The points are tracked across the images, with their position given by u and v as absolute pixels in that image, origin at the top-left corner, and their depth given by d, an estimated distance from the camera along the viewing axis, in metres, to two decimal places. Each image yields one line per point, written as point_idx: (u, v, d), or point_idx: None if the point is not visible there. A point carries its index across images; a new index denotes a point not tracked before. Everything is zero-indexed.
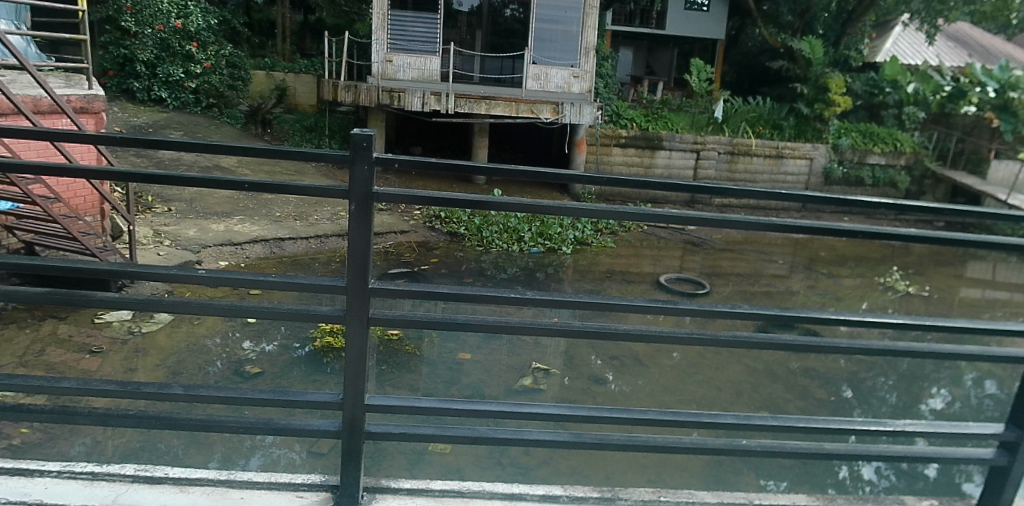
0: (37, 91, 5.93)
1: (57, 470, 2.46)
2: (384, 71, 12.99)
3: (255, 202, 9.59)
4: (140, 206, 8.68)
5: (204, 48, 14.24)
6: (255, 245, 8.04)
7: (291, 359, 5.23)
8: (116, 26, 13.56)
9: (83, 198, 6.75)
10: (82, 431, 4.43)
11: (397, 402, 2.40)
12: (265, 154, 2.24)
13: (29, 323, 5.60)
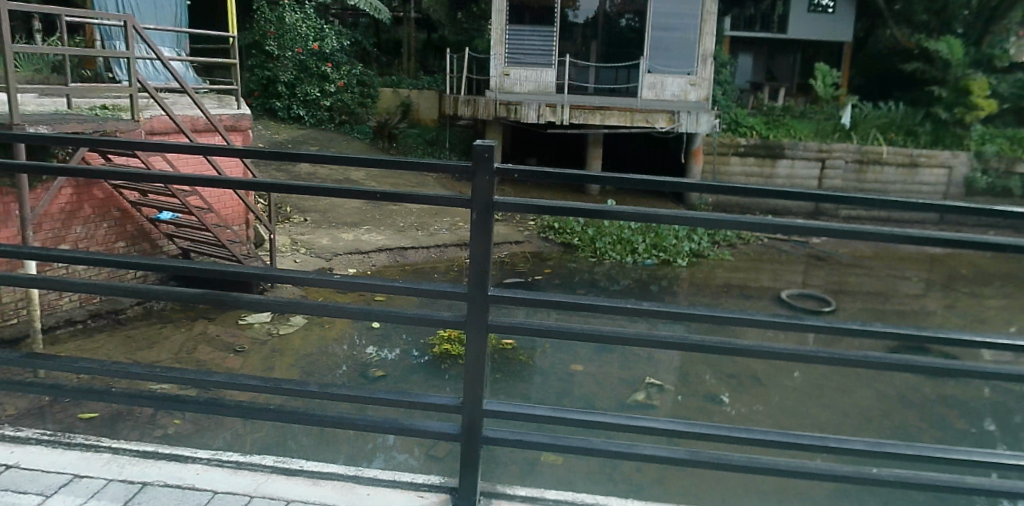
0: (195, 111, 6.61)
1: (207, 457, 2.65)
2: (501, 84, 13.23)
3: (380, 213, 10.08)
4: (279, 215, 9.37)
5: (338, 69, 14.95)
6: (379, 254, 8.42)
7: (410, 365, 5.40)
8: (261, 50, 14.83)
9: (231, 208, 7.44)
10: (229, 421, 4.83)
11: (513, 409, 2.42)
12: (393, 165, 2.32)
13: (186, 321, 6.19)
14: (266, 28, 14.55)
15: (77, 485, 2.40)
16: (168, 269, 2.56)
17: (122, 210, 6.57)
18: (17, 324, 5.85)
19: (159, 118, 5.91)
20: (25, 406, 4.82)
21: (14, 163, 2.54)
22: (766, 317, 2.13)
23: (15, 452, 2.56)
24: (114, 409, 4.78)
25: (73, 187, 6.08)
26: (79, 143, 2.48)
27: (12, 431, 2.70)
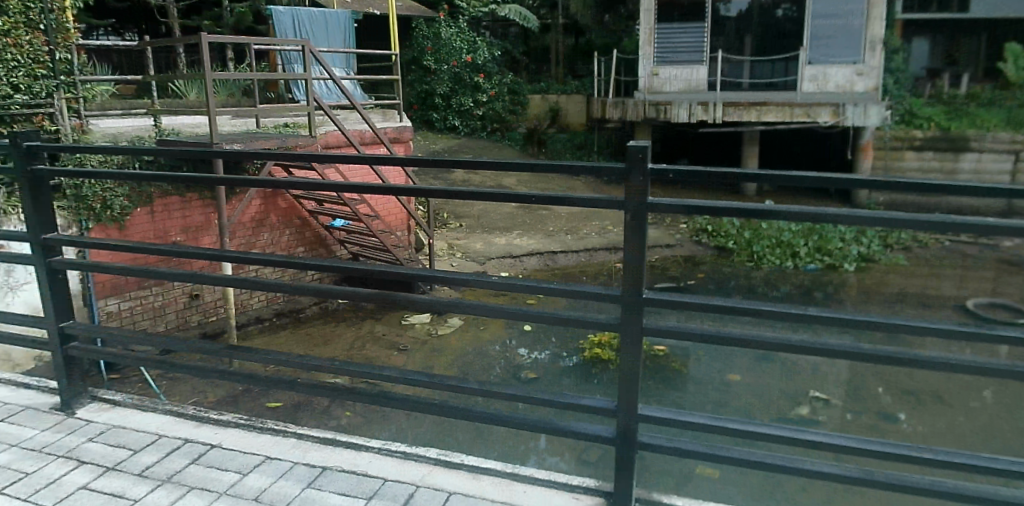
0: (363, 125, 7.07)
1: (378, 447, 2.79)
2: (650, 84, 13.04)
3: (531, 217, 10.24)
4: (437, 221, 9.82)
5: (490, 79, 15.27)
6: (531, 258, 8.56)
7: (561, 368, 5.41)
8: (419, 66, 15.14)
9: (394, 215, 7.84)
10: (395, 413, 5.11)
11: (668, 415, 2.32)
12: (548, 168, 2.29)
13: (357, 320, 6.64)
14: (425, 44, 14.92)
15: (269, 465, 2.57)
16: (341, 270, 2.72)
17: (302, 218, 7.21)
18: (217, 321, 6.65)
19: (332, 133, 6.36)
20: (223, 393, 5.38)
21: (211, 176, 2.81)
22: (958, 326, 1.87)
23: (217, 433, 2.70)
24: (294, 399, 5.21)
25: (262, 198, 6.80)
26: (261, 159, 2.69)
27: (214, 414, 2.81)
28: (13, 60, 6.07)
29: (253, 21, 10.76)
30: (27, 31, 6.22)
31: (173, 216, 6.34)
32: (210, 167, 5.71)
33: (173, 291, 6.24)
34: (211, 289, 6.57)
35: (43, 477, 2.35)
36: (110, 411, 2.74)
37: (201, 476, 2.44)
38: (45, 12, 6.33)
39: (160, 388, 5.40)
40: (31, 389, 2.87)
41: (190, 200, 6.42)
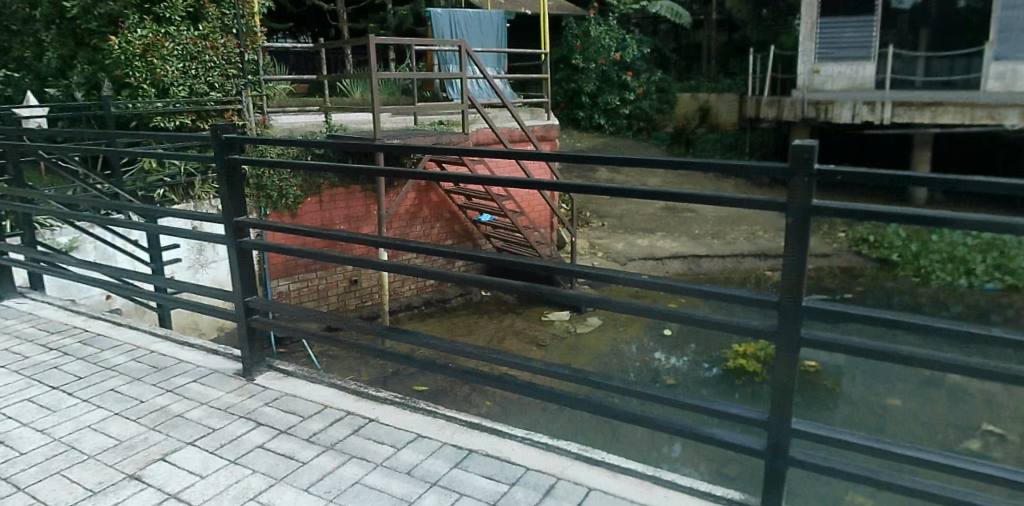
0: (513, 123, 7.35)
1: (522, 435, 2.78)
2: (810, 82, 12.27)
3: (675, 219, 9.98)
4: (580, 219, 9.86)
5: (638, 76, 14.50)
6: (673, 261, 8.36)
7: (701, 377, 5.24)
8: (568, 63, 14.28)
9: (538, 212, 8.05)
10: (538, 405, 5.16)
11: (820, 432, 2.08)
12: (694, 166, 2.11)
13: (498, 313, 6.83)
14: (574, 42, 14.09)
15: (421, 443, 2.67)
16: (487, 261, 2.72)
17: (451, 212, 7.47)
18: (371, 305, 6.98)
19: (483, 131, 6.60)
20: (375, 373, 5.67)
21: (372, 167, 2.89)
22: None
23: (376, 408, 2.85)
24: (438, 385, 5.40)
25: (417, 192, 7.14)
26: (421, 151, 2.73)
27: (372, 390, 2.96)
28: (212, 62, 6.94)
29: (413, 23, 11.31)
30: (222, 35, 7.00)
31: (337, 206, 6.80)
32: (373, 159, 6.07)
33: (334, 276, 6.70)
34: (368, 274, 6.94)
35: (226, 434, 2.54)
36: (284, 380, 2.94)
37: (361, 446, 2.59)
38: (238, 17, 7.05)
39: (320, 362, 5.79)
40: (218, 355, 3.08)
41: (352, 191, 6.86)
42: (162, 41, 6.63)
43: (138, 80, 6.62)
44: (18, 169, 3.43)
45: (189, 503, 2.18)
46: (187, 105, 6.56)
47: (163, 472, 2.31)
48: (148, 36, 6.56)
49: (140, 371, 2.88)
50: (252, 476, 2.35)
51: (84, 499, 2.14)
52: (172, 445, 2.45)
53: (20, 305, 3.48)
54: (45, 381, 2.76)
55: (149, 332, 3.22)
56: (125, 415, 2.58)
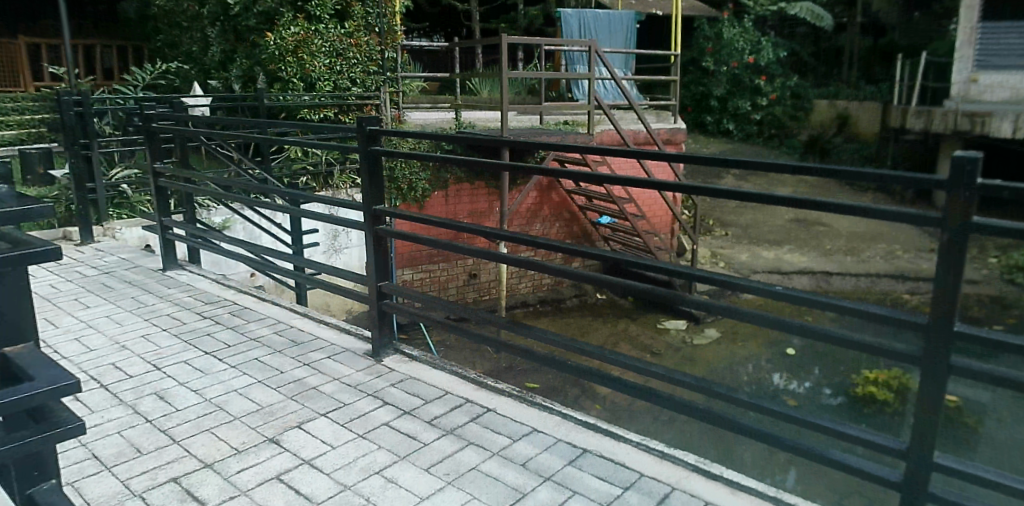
0: (639, 125, 7.39)
1: (637, 440, 2.66)
2: (966, 92, 11.32)
3: (805, 231, 9.49)
4: (702, 227, 9.60)
5: (772, 81, 13.80)
6: (801, 276, 7.97)
7: (824, 404, 4.96)
8: (697, 66, 13.80)
9: (660, 218, 7.95)
10: (654, 410, 5.06)
11: (972, 470, 1.77)
12: (821, 174, 1.87)
13: (613, 317, 6.78)
14: (704, 44, 13.52)
15: (536, 437, 2.66)
16: (602, 259, 2.53)
17: (572, 213, 7.47)
18: (489, 301, 7.12)
19: (608, 132, 6.66)
20: (490, 366, 5.77)
21: (495, 161, 2.83)
22: None
23: (493, 398, 2.88)
24: (550, 383, 5.39)
25: (539, 190, 7.22)
26: (543, 146, 2.62)
27: (491, 381, 2.98)
28: (354, 59, 7.32)
29: (543, 23, 11.39)
30: (366, 33, 7.42)
31: (462, 201, 7.02)
32: (498, 153, 6.15)
33: (456, 269, 6.90)
34: (487, 269, 7.07)
35: (356, 409, 2.67)
36: (409, 364, 3.03)
37: (478, 434, 2.63)
38: (380, 16, 7.43)
39: (438, 348, 5.97)
40: (349, 334, 3.24)
41: (476, 187, 7.03)
42: (312, 38, 7.09)
43: (289, 74, 7.07)
44: (184, 150, 3.74)
45: (321, 470, 2.31)
46: (330, 99, 6.94)
47: (299, 439, 2.46)
48: (300, 34, 7.02)
49: (281, 344, 3.08)
50: (377, 451, 2.45)
51: (230, 457, 2.32)
52: (307, 414, 2.60)
53: (179, 277, 3.82)
54: (199, 347, 3.01)
55: (290, 309, 3.44)
56: (268, 383, 2.77)
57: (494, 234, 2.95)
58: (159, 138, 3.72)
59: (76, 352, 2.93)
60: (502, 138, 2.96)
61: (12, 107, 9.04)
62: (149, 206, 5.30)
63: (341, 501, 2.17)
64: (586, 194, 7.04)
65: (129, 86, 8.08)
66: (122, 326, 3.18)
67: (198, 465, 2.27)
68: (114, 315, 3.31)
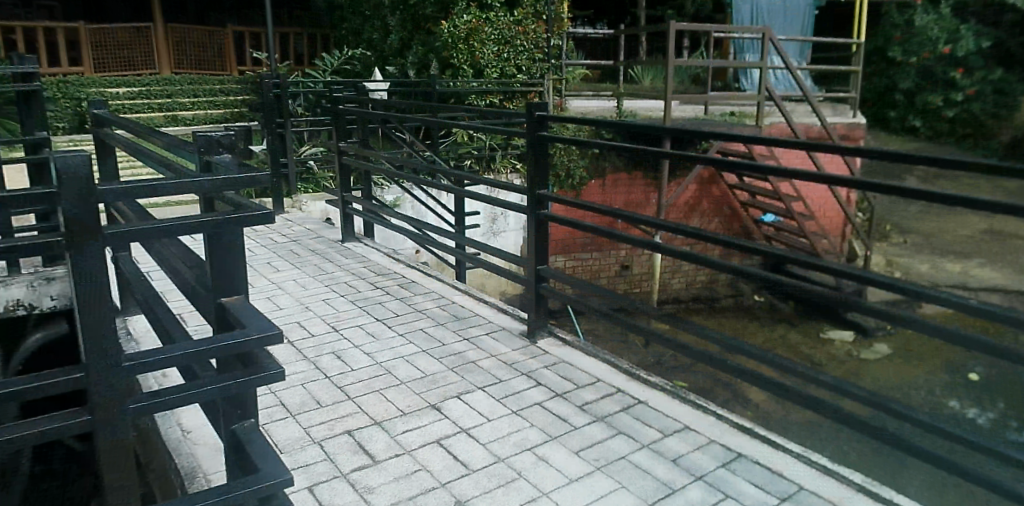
0: (812, 118, 7.01)
1: (797, 450, 2.47)
2: None
3: (1002, 244, 8.42)
4: (877, 231, 8.82)
5: (970, 72, 10.33)
6: (993, 294, 7.11)
7: (1013, 439, 4.41)
8: (883, 57, 11.21)
9: (830, 218, 7.47)
10: (814, 422, 4.74)
11: None
12: None
13: (770, 322, 6.43)
14: (893, 32, 10.97)
15: (688, 435, 2.57)
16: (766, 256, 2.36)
17: (732, 209, 7.17)
18: (640, 294, 7.02)
19: (778, 124, 6.35)
20: (637, 359, 5.68)
21: (658, 150, 2.72)
22: None
23: (646, 391, 2.83)
24: (698, 383, 5.22)
25: (699, 183, 7.00)
26: (710, 136, 2.48)
27: (645, 373, 2.94)
28: (521, 47, 7.48)
29: (712, 8, 10.88)
30: (534, 21, 7.52)
31: (618, 191, 6.98)
32: (660, 143, 6.02)
33: (608, 259, 6.88)
34: (640, 261, 6.95)
35: (510, 387, 2.74)
36: (562, 348, 3.07)
37: (630, 425, 2.60)
38: (549, 4, 7.50)
39: (585, 335, 6.01)
40: (506, 313, 3.33)
41: (634, 178, 6.95)
42: (482, 27, 7.32)
43: (459, 61, 7.42)
44: (365, 132, 4.05)
45: (477, 440, 2.41)
46: (496, 86, 7.13)
47: (457, 408, 2.57)
48: (472, 21, 7.30)
49: (444, 317, 3.25)
50: (530, 429, 2.51)
51: (397, 418, 2.48)
52: (467, 386, 2.71)
53: (355, 249, 4.12)
54: (372, 313, 3.25)
55: (452, 285, 3.60)
56: (431, 353, 2.92)
57: (655, 223, 2.85)
58: (344, 121, 4.04)
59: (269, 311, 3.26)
60: (668, 125, 2.85)
61: (224, 88, 10.23)
62: (330, 182, 5.73)
63: (494, 472, 2.25)
64: (748, 190, 6.70)
65: (320, 71, 8.84)
66: (306, 290, 3.50)
67: (367, 422, 2.45)
68: (300, 279, 3.65)
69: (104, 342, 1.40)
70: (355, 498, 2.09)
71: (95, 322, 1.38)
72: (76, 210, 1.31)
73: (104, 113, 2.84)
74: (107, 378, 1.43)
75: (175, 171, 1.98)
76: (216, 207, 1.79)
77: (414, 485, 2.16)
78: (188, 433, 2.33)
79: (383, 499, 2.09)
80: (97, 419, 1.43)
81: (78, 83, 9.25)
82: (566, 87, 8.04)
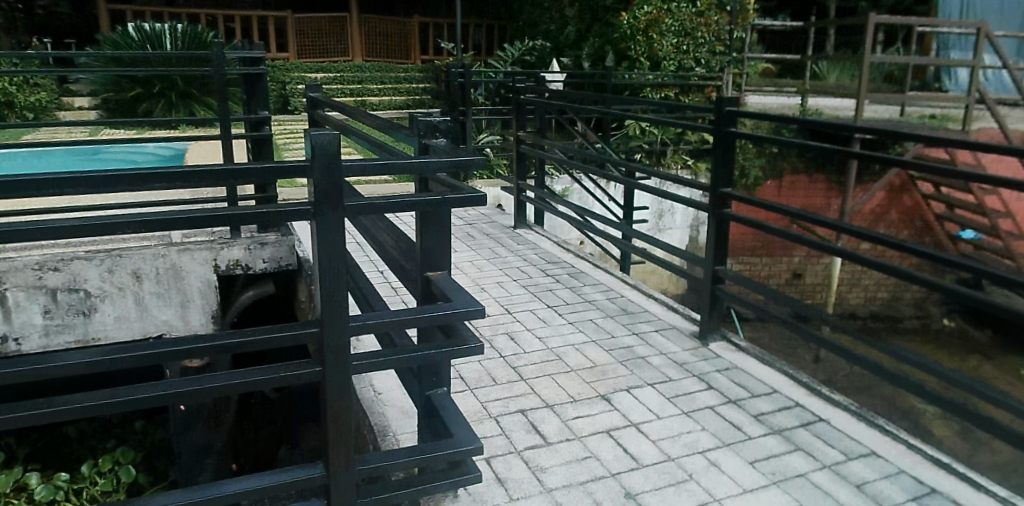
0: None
1: (1004, 494, 2.16)
2: None
3: None
4: None
5: None
6: None
7: None
8: None
9: None
10: (1016, 464, 4.20)
11: None
12: None
13: (961, 350, 5.78)
14: None
15: (874, 461, 2.37)
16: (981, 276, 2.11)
17: (924, 221, 6.50)
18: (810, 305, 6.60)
19: (988, 130, 5.68)
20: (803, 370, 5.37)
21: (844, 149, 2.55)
22: None
23: (827, 409, 2.65)
24: (871, 405, 4.82)
25: (887, 191, 6.53)
26: (908, 138, 2.29)
27: (827, 390, 2.75)
28: (702, 39, 7.47)
29: None
30: (717, 12, 7.48)
31: (795, 194, 6.63)
32: (847, 143, 5.64)
33: (779, 265, 6.55)
34: (814, 269, 6.53)
35: (682, 387, 2.70)
36: (736, 353, 2.96)
37: (809, 442, 2.45)
38: None
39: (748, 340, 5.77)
40: (676, 312, 3.27)
41: (814, 182, 6.52)
42: (663, 18, 7.51)
43: (637, 54, 7.74)
44: (542, 122, 4.15)
45: (647, 436, 2.39)
46: (671, 79, 7.03)
47: (627, 401, 2.57)
48: (653, 13, 7.53)
49: (613, 310, 3.25)
50: (701, 432, 2.45)
51: (568, 403, 2.53)
52: (636, 381, 2.70)
53: (527, 236, 4.23)
54: (542, 299, 3.33)
55: (620, 278, 3.59)
56: (600, 344, 2.94)
57: (839, 226, 2.67)
58: (524, 110, 4.15)
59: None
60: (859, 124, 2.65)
61: (407, 76, 10.89)
62: (503, 168, 5.93)
63: (665, 470, 2.22)
64: (944, 200, 6.04)
65: (501, 61, 9.16)
66: (482, 272, 3.65)
67: (540, 403, 2.52)
68: (475, 261, 3.82)
69: (338, 301, 1.52)
70: (529, 474, 2.16)
71: (331, 279, 1.50)
72: (325, 178, 1.45)
73: (318, 95, 3.01)
74: (337, 332, 1.55)
75: (390, 151, 2.07)
76: (429, 187, 1.87)
77: (586, 470, 2.19)
78: (380, 395, 2.52)
79: (556, 479, 2.15)
80: (326, 370, 1.57)
81: (283, 68, 10.26)
82: (745, 82, 7.78)
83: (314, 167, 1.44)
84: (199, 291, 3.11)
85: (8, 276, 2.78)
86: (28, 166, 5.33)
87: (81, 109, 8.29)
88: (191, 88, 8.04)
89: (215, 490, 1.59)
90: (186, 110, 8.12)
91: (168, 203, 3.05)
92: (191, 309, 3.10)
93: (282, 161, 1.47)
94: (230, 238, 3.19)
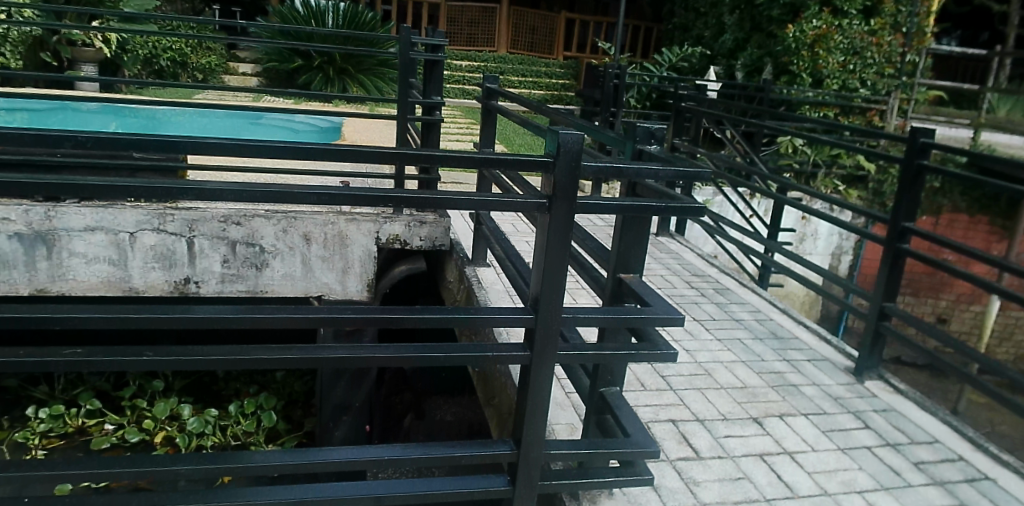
0: None
1: None
2: None
3: None
4: None
5: None
6: None
7: None
8: None
9: None
10: None
11: None
12: None
13: None
14: None
15: None
16: None
17: None
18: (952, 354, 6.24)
19: None
20: None
21: None
22: None
23: (994, 467, 2.39)
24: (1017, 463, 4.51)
25: None
26: None
27: (996, 448, 2.48)
28: (872, 59, 7.38)
29: None
30: (891, 33, 7.45)
31: (953, 233, 6.43)
32: None
33: (923, 306, 6.29)
34: (962, 317, 6.22)
35: (837, 422, 2.58)
36: (893, 396, 2.80)
37: (975, 499, 2.22)
38: (912, 15, 7.41)
39: None
40: (829, 344, 3.16)
41: (978, 222, 6.32)
42: (833, 33, 7.32)
43: (800, 68, 7.52)
44: (697, 131, 4.23)
45: (801, 466, 2.29)
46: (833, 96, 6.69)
47: (781, 428, 2.49)
48: (821, 28, 7.35)
49: (761, 333, 3.20)
50: (858, 471, 2.30)
51: (719, 420, 2.50)
52: (789, 408, 2.62)
53: (669, 244, 4.26)
54: (689, 312, 3.33)
55: (768, 300, 3.54)
56: (750, 366, 2.90)
57: (1002, 264, 2.45)
58: (682, 117, 4.27)
59: (589, 297, 3.47)
60: None
61: (550, 72, 11.18)
62: None
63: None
64: None
65: (657, 66, 9.27)
66: None
67: (690, 416, 2.50)
68: None
69: (558, 294, 1.58)
70: (683, 485, 2.13)
71: (553, 270, 1.55)
72: (565, 176, 1.50)
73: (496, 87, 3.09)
74: (548, 320, 1.61)
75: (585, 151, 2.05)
76: (638, 192, 1.87)
77: (739, 491, 2.13)
78: None
79: (710, 494, 2.10)
80: (533, 356, 1.64)
81: None
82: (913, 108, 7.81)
83: (556, 164, 1.49)
84: (359, 259, 3.26)
85: (198, 225, 3.03)
86: (201, 129, 5.90)
87: (244, 74, 8.95)
88: (348, 65, 8.48)
89: (390, 451, 1.68)
90: (341, 84, 8.60)
91: (344, 175, 3.22)
92: (350, 275, 3.26)
93: (522, 155, 1.53)
94: (392, 214, 3.34)
